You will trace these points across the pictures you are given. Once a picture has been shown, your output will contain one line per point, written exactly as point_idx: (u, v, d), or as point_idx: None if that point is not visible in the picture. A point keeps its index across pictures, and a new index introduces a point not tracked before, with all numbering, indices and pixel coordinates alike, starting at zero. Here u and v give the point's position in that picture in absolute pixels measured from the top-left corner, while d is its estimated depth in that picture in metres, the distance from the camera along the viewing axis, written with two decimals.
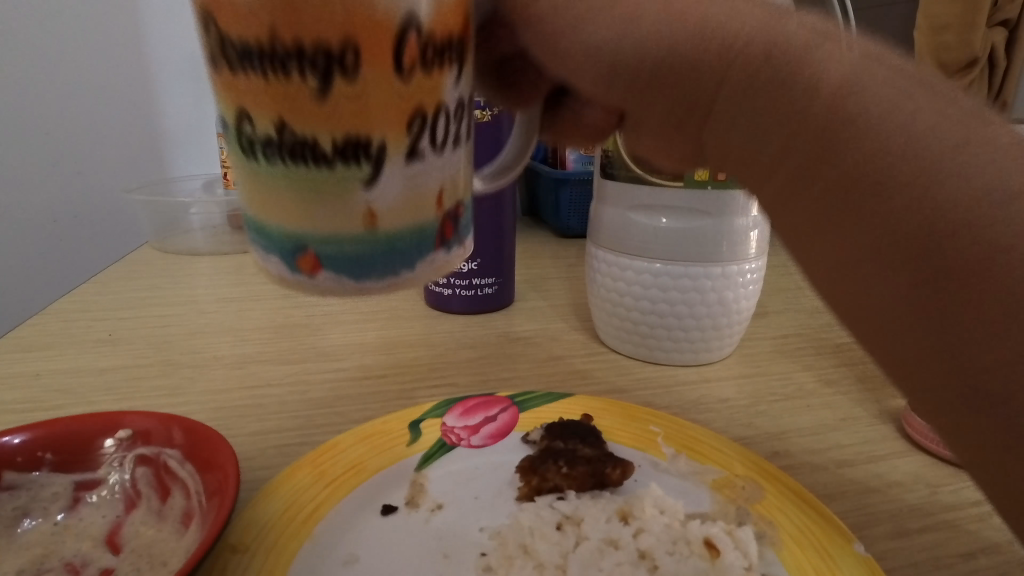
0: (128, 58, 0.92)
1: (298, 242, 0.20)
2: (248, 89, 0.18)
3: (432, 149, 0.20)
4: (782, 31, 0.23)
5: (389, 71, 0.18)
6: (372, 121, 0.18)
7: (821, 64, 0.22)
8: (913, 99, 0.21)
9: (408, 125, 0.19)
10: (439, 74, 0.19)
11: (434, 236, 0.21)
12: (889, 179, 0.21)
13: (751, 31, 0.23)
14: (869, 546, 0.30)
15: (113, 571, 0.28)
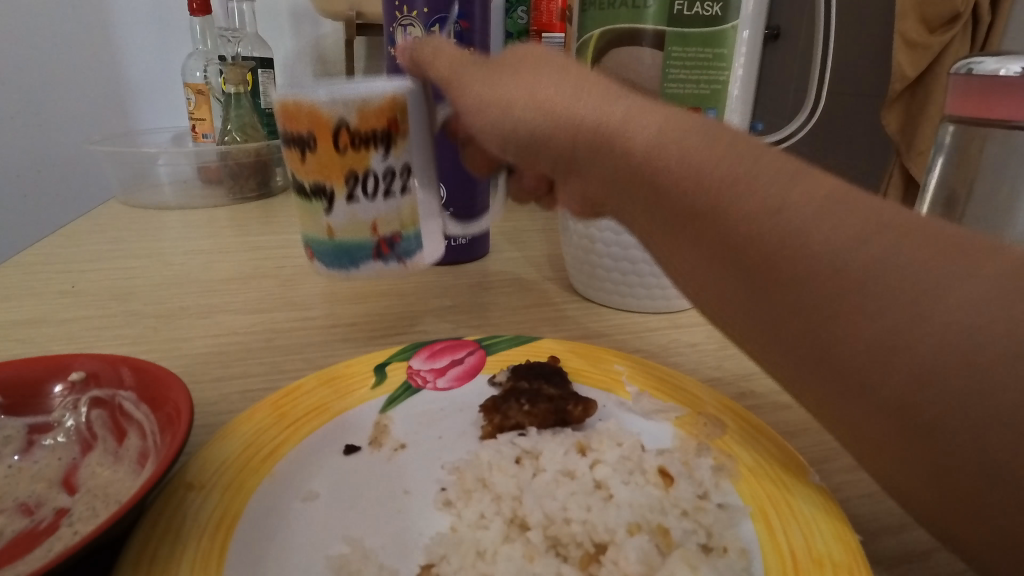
0: (87, 4, 0.87)
1: (306, 241, 0.37)
2: (302, 117, 0.33)
3: (366, 197, 0.36)
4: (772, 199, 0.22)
5: (331, 146, 0.34)
6: (327, 176, 0.34)
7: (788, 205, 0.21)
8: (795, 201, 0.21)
9: (346, 180, 0.35)
10: (365, 151, 0.35)
11: (373, 249, 0.37)
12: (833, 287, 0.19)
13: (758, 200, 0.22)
14: (826, 478, 0.30)
15: (68, 512, 0.27)
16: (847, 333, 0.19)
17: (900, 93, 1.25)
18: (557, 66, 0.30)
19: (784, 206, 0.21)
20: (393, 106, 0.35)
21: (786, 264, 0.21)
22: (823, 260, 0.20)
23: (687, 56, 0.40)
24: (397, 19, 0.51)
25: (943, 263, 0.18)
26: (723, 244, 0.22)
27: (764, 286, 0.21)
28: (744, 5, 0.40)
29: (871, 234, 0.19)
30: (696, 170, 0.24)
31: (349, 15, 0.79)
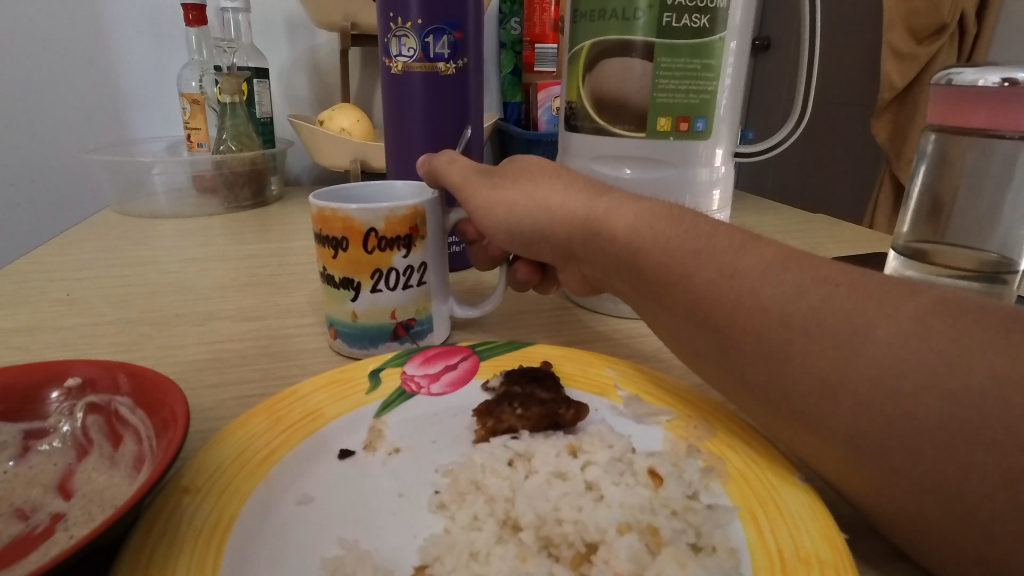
0: (83, 14, 0.88)
1: (331, 322, 0.42)
2: (335, 223, 0.39)
3: (388, 288, 0.40)
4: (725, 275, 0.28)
5: (361, 248, 0.39)
6: (354, 271, 0.39)
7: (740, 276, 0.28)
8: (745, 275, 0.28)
9: (371, 275, 0.40)
10: (389, 252, 0.40)
11: (390, 332, 0.42)
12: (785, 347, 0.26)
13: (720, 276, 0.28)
14: (815, 479, 0.31)
15: (64, 516, 0.27)
16: (793, 370, 0.25)
17: (888, 103, 1.27)
18: (558, 167, 0.39)
19: (737, 275, 0.28)
20: (413, 215, 0.40)
21: (744, 320, 0.27)
22: (772, 312, 0.26)
23: (676, 66, 0.41)
24: (391, 30, 0.52)
25: (847, 303, 0.25)
26: (694, 309, 0.29)
27: (735, 341, 0.27)
28: (731, 16, 0.41)
29: (804, 291, 0.26)
30: (669, 252, 0.31)
31: (344, 25, 0.80)
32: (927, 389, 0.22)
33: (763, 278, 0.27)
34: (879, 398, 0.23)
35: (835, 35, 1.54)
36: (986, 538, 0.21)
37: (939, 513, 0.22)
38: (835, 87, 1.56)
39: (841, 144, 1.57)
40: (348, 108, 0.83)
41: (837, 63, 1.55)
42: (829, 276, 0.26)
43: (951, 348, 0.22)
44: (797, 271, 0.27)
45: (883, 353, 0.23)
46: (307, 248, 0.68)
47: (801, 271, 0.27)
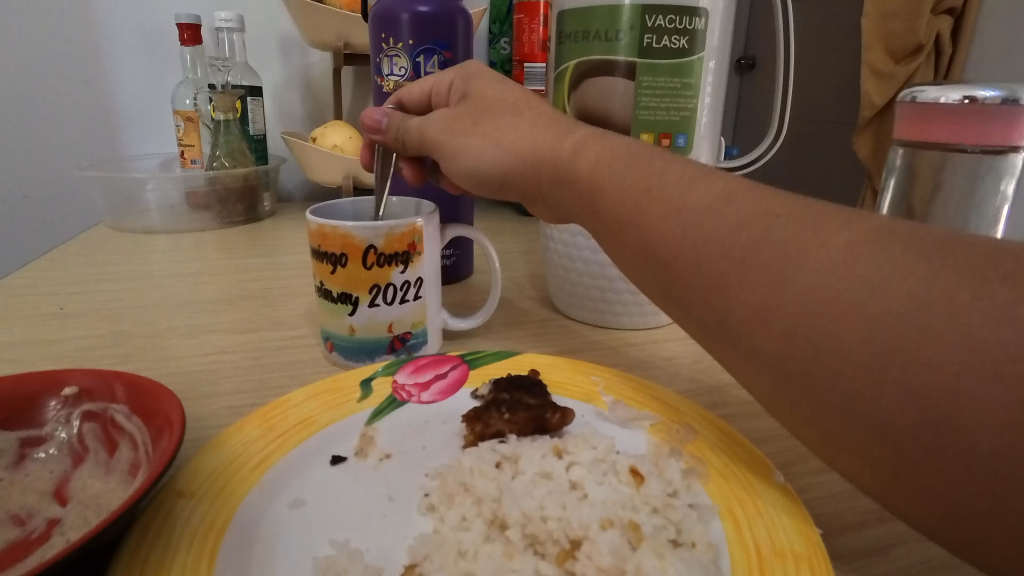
0: (79, 34, 0.89)
1: (327, 336, 0.43)
2: (334, 241, 0.40)
3: (386, 303, 0.41)
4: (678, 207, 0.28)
5: (360, 264, 0.40)
6: (354, 287, 0.40)
7: (693, 211, 0.27)
8: (698, 212, 0.27)
9: (370, 290, 0.41)
10: (388, 267, 0.41)
11: (387, 345, 0.42)
12: (737, 279, 0.25)
13: (675, 213, 0.27)
14: (793, 480, 0.32)
15: (60, 521, 0.28)
16: (736, 304, 0.25)
17: (869, 120, 1.30)
18: (520, 106, 0.37)
19: (688, 210, 0.27)
20: (411, 232, 0.41)
21: (691, 256, 0.26)
22: (722, 251, 0.25)
23: (657, 85, 0.43)
24: (383, 50, 0.53)
25: (793, 233, 0.24)
26: (650, 251, 0.28)
27: (682, 277, 0.27)
28: (709, 38, 0.43)
29: (749, 224, 0.25)
30: (626, 191, 0.30)
31: (336, 45, 0.82)
32: (862, 322, 0.21)
33: (714, 209, 0.26)
34: (816, 335, 0.22)
35: (816, 54, 1.58)
36: (913, 473, 0.21)
37: (871, 449, 0.21)
38: (817, 105, 1.60)
39: (824, 161, 1.60)
40: (340, 125, 0.84)
41: (819, 82, 1.58)
42: (777, 209, 0.25)
43: (890, 282, 0.21)
44: (748, 199, 0.26)
45: (819, 284, 0.22)
46: (299, 262, 0.69)
47: (749, 202, 0.26)
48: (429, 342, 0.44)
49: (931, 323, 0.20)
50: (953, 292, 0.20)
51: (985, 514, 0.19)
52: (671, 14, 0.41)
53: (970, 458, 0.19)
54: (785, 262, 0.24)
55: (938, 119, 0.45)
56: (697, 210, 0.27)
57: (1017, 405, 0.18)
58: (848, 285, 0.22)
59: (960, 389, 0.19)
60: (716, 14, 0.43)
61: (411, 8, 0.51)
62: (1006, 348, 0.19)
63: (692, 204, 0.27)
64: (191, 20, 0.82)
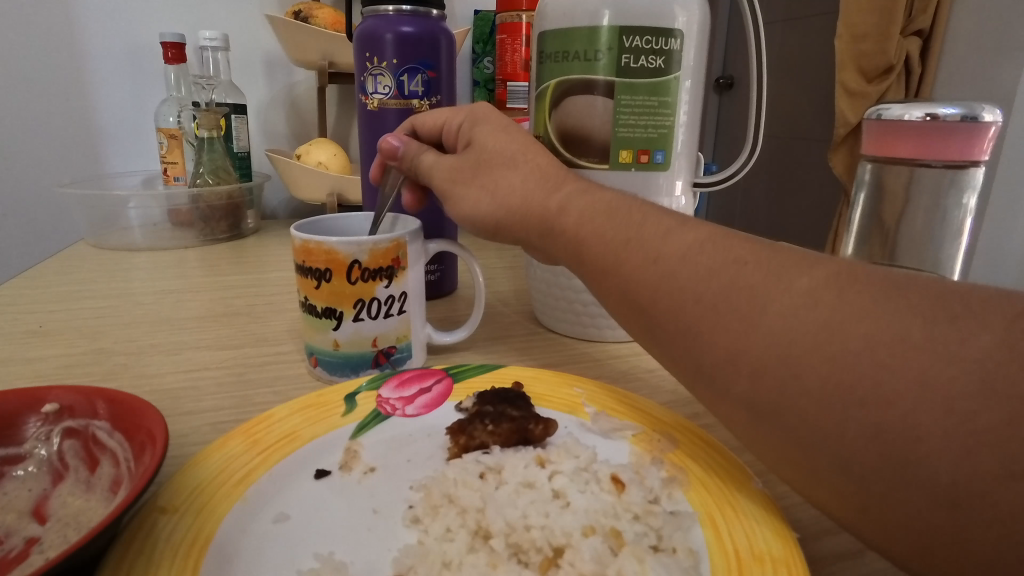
0: (61, 52, 0.89)
1: (311, 351, 0.43)
2: (318, 256, 0.40)
3: (370, 317, 0.42)
4: (657, 258, 0.28)
5: (345, 279, 0.40)
6: (338, 302, 0.41)
7: (671, 261, 0.28)
8: (674, 260, 0.28)
9: (354, 305, 0.41)
10: (373, 282, 0.41)
11: (371, 359, 0.43)
12: (711, 326, 0.25)
13: (653, 263, 0.28)
14: (771, 487, 0.32)
15: (40, 540, 0.28)
16: (710, 348, 0.25)
17: (844, 137, 1.34)
18: (516, 156, 0.38)
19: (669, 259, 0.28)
20: (395, 248, 0.41)
21: (666, 299, 0.27)
22: (697, 298, 0.26)
23: (636, 103, 0.44)
24: (367, 69, 0.54)
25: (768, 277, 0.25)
26: (631, 298, 0.29)
27: (658, 319, 0.27)
28: (684, 59, 0.44)
29: (720, 270, 0.26)
30: (611, 238, 0.31)
31: (321, 64, 0.82)
32: (827, 362, 0.22)
33: (693, 258, 0.27)
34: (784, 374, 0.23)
35: (792, 74, 1.63)
36: (884, 511, 0.21)
37: (842, 487, 0.22)
38: (793, 123, 1.64)
39: (801, 177, 1.64)
40: (325, 142, 0.85)
41: (795, 101, 1.63)
42: (752, 255, 0.26)
43: (851, 323, 0.22)
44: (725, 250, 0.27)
45: (786, 329, 0.23)
46: (283, 278, 0.69)
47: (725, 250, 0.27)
48: (413, 357, 0.45)
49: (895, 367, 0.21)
50: (909, 334, 0.21)
51: (952, 546, 0.20)
52: (648, 35, 0.43)
53: (936, 495, 0.20)
54: (756, 308, 0.24)
55: (899, 136, 0.45)
56: (674, 259, 0.28)
57: (972, 444, 0.19)
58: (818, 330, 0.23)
59: (921, 432, 0.20)
60: (691, 36, 0.44)
61: (395, 29, 0.52)
62: (960, 391, 0.19)
63: (671, 254, 0.28)
64: (176, 39, 0.83)
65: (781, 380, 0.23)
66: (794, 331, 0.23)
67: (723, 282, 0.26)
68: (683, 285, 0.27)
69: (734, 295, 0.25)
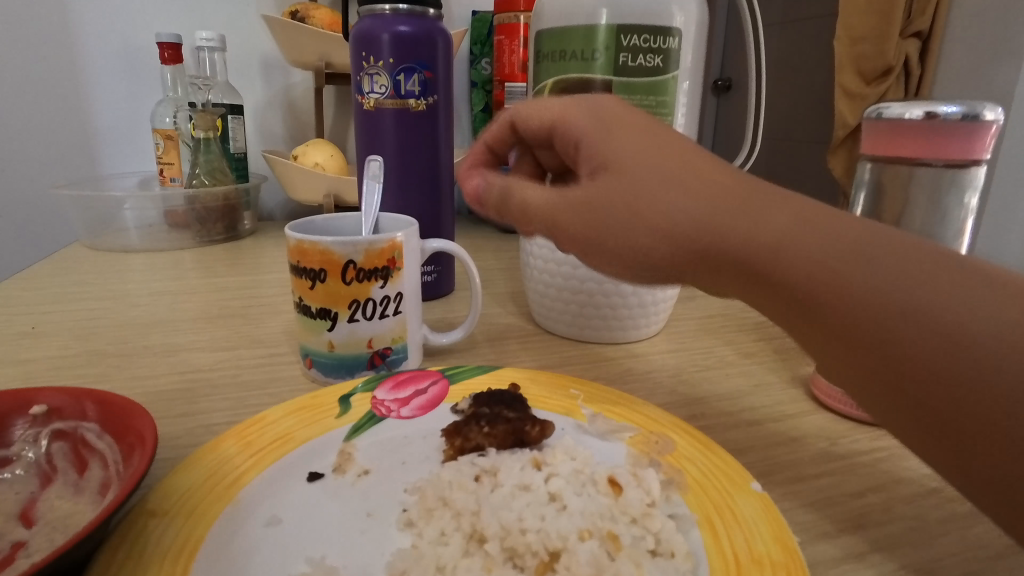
0: (58, 53, 0.89)
1: (306, 353, 0.43)
2: (312, 257, 0.40)
3: (365, 318, 0.41)
4: (756, 222, 0.26)
5: (340, 280, 0.40)
6: (333, 303, 0.40)
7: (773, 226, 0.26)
8: (773, 223, 0.26)
9: (349, 306, 0.41)
10: (368, 283, 0.41)
11: (366, 361, 0.42)
12: (816, 285, 0.24)
13: (757, 227, 0.26)
14: (772, 489, 0.32)
15: (26, 543, 0.27)
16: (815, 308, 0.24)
17: (843, 139, 1.34)
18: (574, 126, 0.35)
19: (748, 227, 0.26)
20: (391, 248, 0.41)
21: (767, 258, 0.25)
22: (799, 259, 0.25)
23: (634, 102, 0.44)
24: (364, 69, 0.54)
25: (852, 247, 0.24)
26: (726, 258, 0.27)
27: (758, 277, 0.26)
28: (682, 58, 0.44)
29: (822, 235, 0.25)
30: (676, 209, 0.28)
31: (318, 64, 0.82)
32: (943, 331, 0.21)
33: (774, 224, 0.26)
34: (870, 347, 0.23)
35: (790, 77, 1.63)
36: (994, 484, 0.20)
37: (953, 456, 0.21)
38: (792, 126, 1.64)
39: (800, 180, 1.64)
40: (322, 143, 0.84)
41: (794, 104, 1.63)
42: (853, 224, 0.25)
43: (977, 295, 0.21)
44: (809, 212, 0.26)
45: (905, 292, 0.22)
46: (279, 280, 0.69)
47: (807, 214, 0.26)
48: (409, 359, 0.44)
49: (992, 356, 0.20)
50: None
51: None
52: (647, 34, 0.42)
53: (1016, 482, 0.20)
54: (869, 270, 0.23)
55: (899, 136, 0.41)
56: (774, 221, 0.26)
57: None
58: (913, 307, 0.22)
59: None
60: (689, 35, 0.44)
61: (391, 28, 0.52)
62: None
63: (772, 218, 0.26)
64: (173, 39, 0.82)
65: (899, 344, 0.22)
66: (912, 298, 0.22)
67: (829, 245, 0.24)
68: (787, 244, 0.25)
69: (847, 255, 0.24)
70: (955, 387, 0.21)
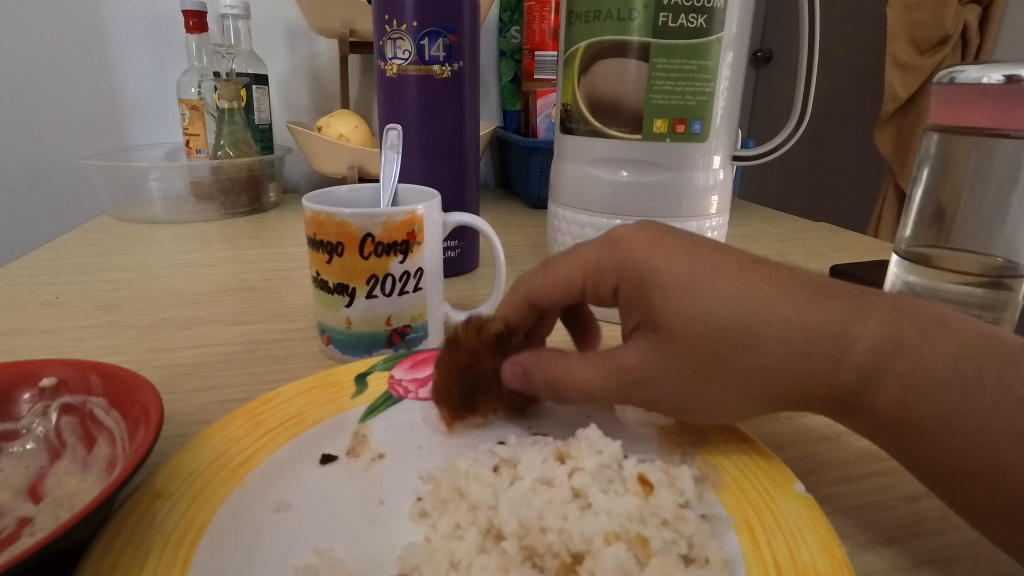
0: (84, 20, 0.88)
1: (323, 329, 0.42)
2: (329, 229, 0.38)
3: (383, 294, 0.39)
4: (755, 343, 0.27)
5: (357, 254, 0.38)
6: (350, 278, 0.39)
7: (772, 340, 0.26)
8: (777, 333, 0.26)
9: (367, 282, 0.39)
10: (387, 257, 0.39)
11: (385, 339, 0.41)
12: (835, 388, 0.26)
13: (766, 348, 0.26)
14: (814, 490, 0.29)
15: (31, 521, 0.26)
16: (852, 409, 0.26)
17: (891, 114, 1.26)
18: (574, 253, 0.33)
19: (758, 344, 0.27)
20: (410, 221, 0.39)
21: (777, 372, 0.27)
22: (803, 365, 0.26)
23: (672, 67, 0.40)
24: (386, 33, 0.51)
25: (838, 343, 0.26)
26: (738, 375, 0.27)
27: (767, 383, 0.27)
28: (728, 17, 0.40)
29: (820, 339, 0.26)
30: (691, 323, 0.27)
31: (342, 32, 0.79)
32: (962, 428, 0.23)
33: (776, 333, 0.26)
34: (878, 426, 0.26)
35: (837, 48, 1.54)
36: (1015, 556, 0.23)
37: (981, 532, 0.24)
38: (837, 100, 1.56)
39: (844, 157, 1.56)
40: (346, 115, 0.82)
41: (840, 76, 1.55)
42: (839, 313, 0.26)
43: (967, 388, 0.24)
44: (800, 304, 0.27)
45: (907, 388, 0.25)
46: (301, 253, 0.67)
47: (796, 305, 0.27)
48: (429, 336, 0.43)
49: (974, 426, 0.23)
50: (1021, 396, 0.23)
51: None
52: None
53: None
54: (881, 380, 0.25)
55: (973, 105, 0.42)
56: (770, 337, 0.26)
57: None
58: (902, 391, 0.25)
59: None
60: None
61: None
62: None
63: (767, 333, 0.26)
64: (197, 7, 0.81)
65: (930, 443, 0.24)
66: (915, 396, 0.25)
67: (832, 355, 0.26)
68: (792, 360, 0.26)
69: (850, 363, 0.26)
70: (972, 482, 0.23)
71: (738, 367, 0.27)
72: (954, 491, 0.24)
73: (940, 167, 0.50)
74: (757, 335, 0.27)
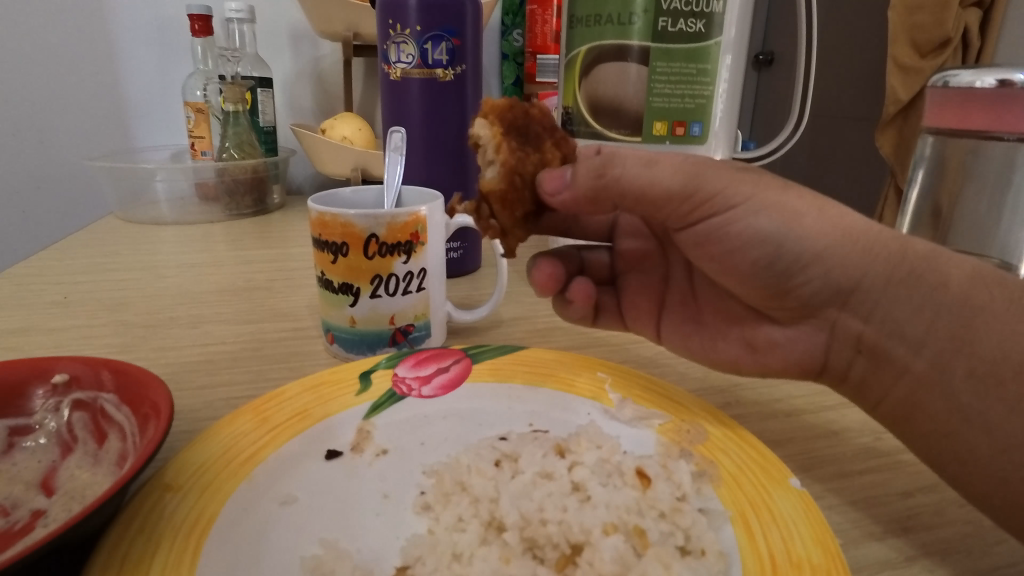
0: (92, 24, 0.89)
1: (327, 328, 0.42)
2: (333, 229, 0.39)
3: (387, 294, 0.40)
4: (844, 230, 0.31)
5: (362, 254, 0.39)
6: (355, 277, 0.39)
7: (863, 234, 0.31)
8: (863, 230, 0.31)
9: (372, 281, 0.39)
10: (391, 257, 0.39)
11: (389, 338, 0.41)
12: (894, 279, 0.30)
13: (851, 233, 0.31)
14: (810, 485, 0.30)
15: (44, 513, 0.27)
16: (897, 308, 0.30)
17: (893, 117, 1.27)
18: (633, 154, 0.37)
19: (847, 228, 0.31)
20: (414, 221, 0.39)
21: (856, 251, 0.30)
22: (875, 254, 0.30)
23: (672, 70, 0.41)
24: (390, 37, 0.52)
25: (914, 251, 0.30)
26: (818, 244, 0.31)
27: (838, 257, 0.31)
28: (727, 21, 0.41)
29: (898, 247, 0.30)
30: (789, 198, 0.32)
31: (345, 35, 0.80)
32: (1000, 337, 0.27)
33: (867, 226, 0.31)
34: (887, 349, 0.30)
35: (839, 51, 1.55)
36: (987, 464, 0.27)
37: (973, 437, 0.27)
38: (839, 102, 1.57)
39: (846, 159, 1.57)
40: (350, 117, 0.83)
41: (841, 78, 1.55)
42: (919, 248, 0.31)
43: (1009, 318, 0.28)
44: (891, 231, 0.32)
45: (958, 300, 0.29)
46: (305, 254, 0.68)
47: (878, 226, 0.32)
48: (431, 335, 0.43)
49: (1007, 341, 0.27)
50: None
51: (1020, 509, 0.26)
52: None
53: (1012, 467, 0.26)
54: (930, 287, 0.29)
55: (971, 107, 0.44)
56: (858, 230, 0.31)
57: None
58: (955, 303, 0.29)
59: None
60: None
61: None
62: None
63: (856, 229, 0.31)
64: (202, 10, 0.82)
65: (970, 339, 0.28)
66: (962, 304, 0.28)
67: (899, 261, 0.30)
68: (867, 248, 0.30)
69: (913, 271, 0.30)
70: (1000, 380, 0.27)
71: (822, 238, 0.31)
72: (970, 387, 0.28)
73: (935, 169, 0.51)
74: (844, 228, 0.31)
